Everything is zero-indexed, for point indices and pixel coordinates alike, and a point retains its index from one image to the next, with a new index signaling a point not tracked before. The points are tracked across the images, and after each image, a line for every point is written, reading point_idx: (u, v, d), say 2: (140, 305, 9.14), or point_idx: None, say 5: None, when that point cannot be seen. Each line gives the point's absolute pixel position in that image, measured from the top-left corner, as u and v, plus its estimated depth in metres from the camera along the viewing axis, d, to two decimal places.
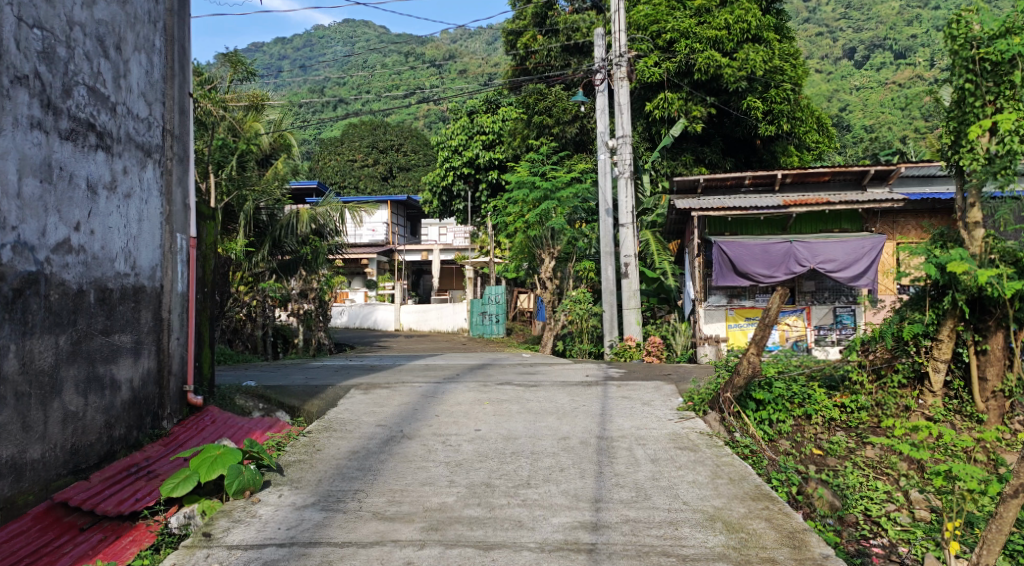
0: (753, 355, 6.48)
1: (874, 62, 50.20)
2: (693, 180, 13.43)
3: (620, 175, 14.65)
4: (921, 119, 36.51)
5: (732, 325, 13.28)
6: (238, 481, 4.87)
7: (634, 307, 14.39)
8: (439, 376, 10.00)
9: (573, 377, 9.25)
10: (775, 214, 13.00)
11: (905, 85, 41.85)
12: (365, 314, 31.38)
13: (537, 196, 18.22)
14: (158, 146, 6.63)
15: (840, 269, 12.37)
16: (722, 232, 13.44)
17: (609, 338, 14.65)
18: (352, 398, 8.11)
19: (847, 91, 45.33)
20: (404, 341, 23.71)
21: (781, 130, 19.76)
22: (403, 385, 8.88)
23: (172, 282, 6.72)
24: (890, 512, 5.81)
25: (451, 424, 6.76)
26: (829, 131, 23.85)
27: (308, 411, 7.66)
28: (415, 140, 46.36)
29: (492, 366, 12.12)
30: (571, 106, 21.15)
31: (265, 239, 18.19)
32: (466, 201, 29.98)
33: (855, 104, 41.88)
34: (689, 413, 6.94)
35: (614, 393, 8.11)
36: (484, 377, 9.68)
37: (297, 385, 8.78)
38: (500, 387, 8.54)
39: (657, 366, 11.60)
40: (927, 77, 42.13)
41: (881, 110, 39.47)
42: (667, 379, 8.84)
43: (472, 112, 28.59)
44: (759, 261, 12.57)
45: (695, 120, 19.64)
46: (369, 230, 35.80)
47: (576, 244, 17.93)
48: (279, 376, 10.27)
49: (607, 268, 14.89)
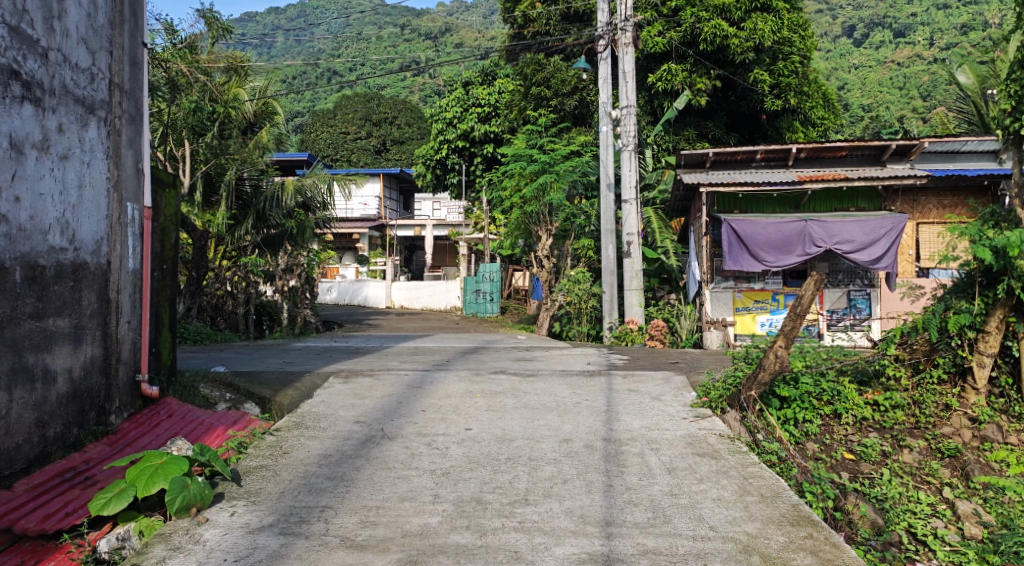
0: (781, 347, 5.74)
1: (874, 40, 49.10)
2: (702, 153, 12.60)
3: (622, 147, 13.79)
4: (921, 98, 35.75)
5: (739, 308, 12.56)
6: (182, 497, 4.09)
7: (636, 288, 13.65)
8: (429, 362, 9.24)
9: (574, 365, 8.50)
10: (789, 191, 12.21)
11: (904, 65, 41.00)
12: (355, 290, 30.60)
13: (535, 170, 17.35)
14: (104, 101, 5.76)
15: (857, 249, 11.66)
16: (732, 209, 12.66)
17: (609, 320, 13.92)
18: (331, 387, 7.34)
19: (846, 69, 44.41)
20: (394, 319, 22.96)
21: (788, 105, 18.94)
22: (388, 372, 8.13)
23: (121, 258, 5.89)
24: (937, 528, 5.09)
25: (438, 421, 6.00)
26: (835, 107, 23.00)
27: (279, 402, 6.88)
28: (409, 112, 45.24)
29: (486, 351, 11.37)
30: (571, 77, 20.28)
31: (248, 211, 17.36)
32: (460, 175, 29.06)
33: (853, 83, 41.03)
34: (704, 411, 6.21)
35: (620, 384, 7.36)
36: (477, 363, 8.93)
37: (272, 372, 8.02)
38: (494, 376, 7.79)
39: (661, 352, 10.88)
40: (928, 56, 41.25)
41: (880, 89, 38.69)
42: (676, 369, 8.11)
43: (467, 83, 27.63)
44: (773, 242, 11.80)
45: (700, 93, 18.70)
46: (360, 203, 34.89)
47: (574, 221, 17.12)
48: (255, 359, 9.50)
49: (608, 247, 14.12)
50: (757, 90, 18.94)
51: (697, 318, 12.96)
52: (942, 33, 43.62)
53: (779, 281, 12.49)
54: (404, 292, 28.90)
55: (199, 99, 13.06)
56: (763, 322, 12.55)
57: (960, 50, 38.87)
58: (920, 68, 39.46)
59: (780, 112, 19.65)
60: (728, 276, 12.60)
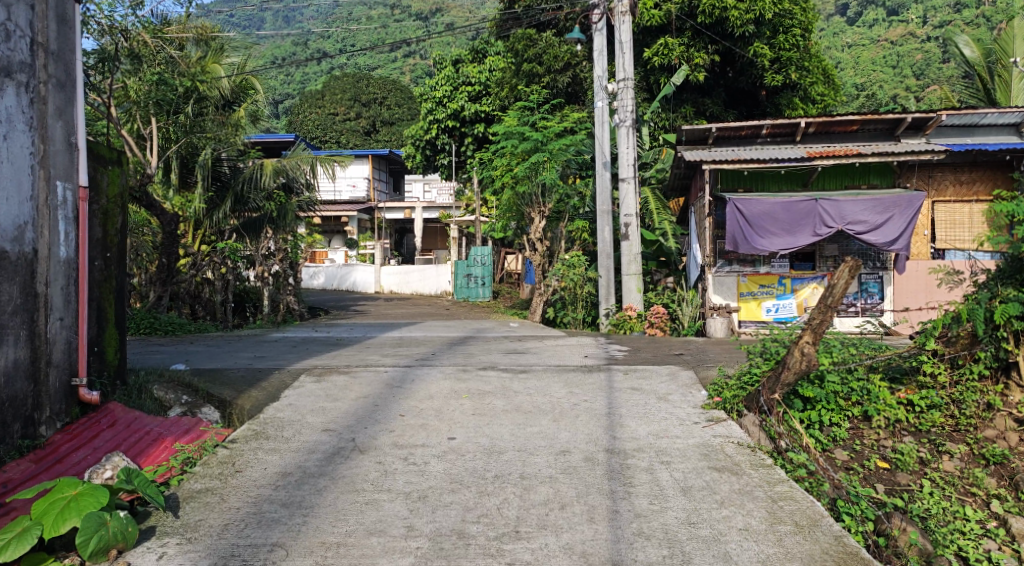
0: (808, 343, 4.98)
1: (867, 18, 47.92)
2: (704, 129, 11.83)
3: (620, 123, 13.00)
4: (915, 78, 35.03)
5: (744, 294, 11.89)
6: (98, 538, 3.34)
7: (635, 273, 12.93)
8: (412, 355, 8.50)
9: (570, 359, 7.79)
10: (798, 168, 11.46)
11: (897, 44, 40.30)
12: (343, 275, 29.81)
13: (527, 148, 16.56)
14: (26, 64, 4.95)
15: (871, 229, 10.98)
16: (735, 188, 11.92)
17: (605, 306, 13.22)
18: (303, 387, 6.60)
19: (840, 48, 43.51)
20: (383, 305, 22.21)
21: (789, 80, 18.21)
22: (366, 369, 7.39)
23: (49, 246, 5.10)
24: (991, 553, 4.41)
25: (418, 430, 5.28)
26: (834, 84, 22.22)
27: (241, 405, 6.14)
28: (399, 92, 44.20)
29: (476, 341, 10.67)
30: (564, 52, 19.48)
31: (226, 194, 16.54)
32: (451, 156, 28.20)
33: (846, 62, 40.26)
34: (719, 415, 5.52)
35: (621, 382, 6.65)
36: (465, 357, 8.21)
37: (239, 369, 7.29)
38: (483, 372, 7.07)
39: (663, 342, 10.19)
40: (921, 34, 40.47)
41: (873, 68, 37.90)
42: (683, 363, 7.39)
43: (457, 61, 26.75)
44: (782, 222, 11.07)
45: (698, 68, 17.92)
46: (347, 185, 33.99)
47: (568, 202, 16.37)
48: (224, 353, 8.76)
49: (605, 229, 13.38)
50: (756, 64, 18.14)
51: (699, 305, 12.24)
52: (935, 11, 42.81)
53: (786, 264, 11.81)
54: (392, 277, 27.96)
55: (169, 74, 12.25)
56: (769, 308, 11.88)
57: (955, 28, 38.12)
58: (914, 47, 38.64)
59: (780, 88, 18.87)
60: (732, 260, 11.92)
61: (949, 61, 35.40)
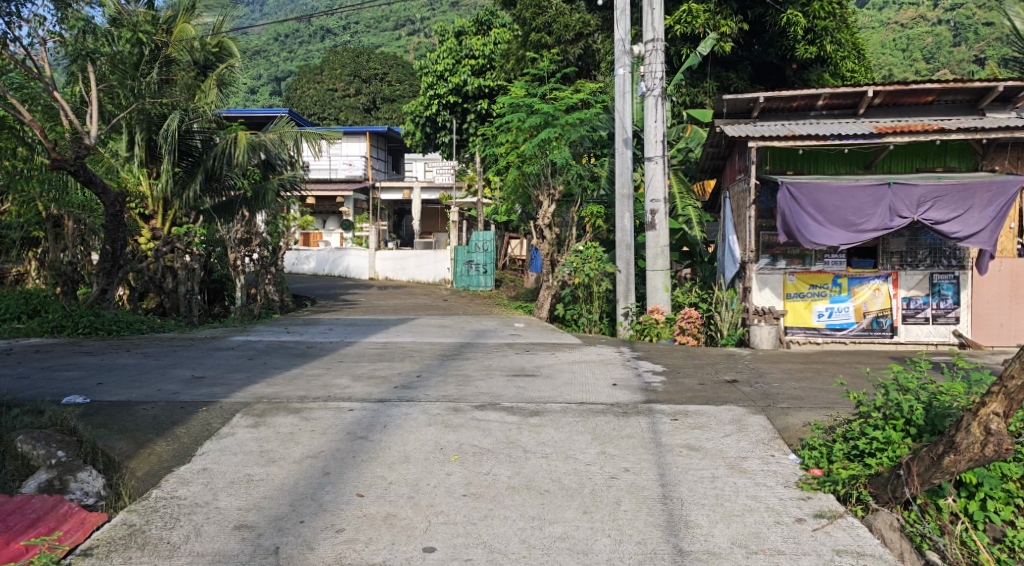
0: (997, 416, 3.18)
1: (879, 1, 45.66)
2: (750, 99, 9.93)
3: (647, 92, 11.06)
4: (925, 61, 32.62)
5: (790, 296, 10.10)
6: None
7: (661, 268, 11.05)
8: (391, 378, 6.67)
9: (596, 390, 5.96)
10: (863, 146, 9.58)
11: (907, 27, 38.29)
12: (336, 260, 28.01)
13: (536, 122, 14.62)
14: None
15: (950, 220, 9.12)
16: (783, 170, 10.06)
17: (623, 305, 11.53)
18: (234, 435, 4.79)
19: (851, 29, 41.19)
20: (375, 294, 20.46)
21: (825, 53, 16.17)
22: (327, 404, 5.56)
23: None
24: None
25: (381, 531, 3.48)
26: (864, 61, 20.12)
27: (137, 466, 4.32)
28: (401, 68, 42.09)
29: (475, 350, 8.84)
30: (576, 21, 17.52)
31: (197, 170, 14.62)
32: (452, 134, 26.25)
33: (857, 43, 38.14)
34: (834, 505, 3.72)
35: (671, 435, 4.84)
36: (459, 383, 6.38)
37: (159, 403, 5.49)
38: (481, 413, 5.25)
39: (701, 358, 8.38)
40: (933, 17, 38.14)
41: (882, 52, 35.71)
42: (746, 403, 5.56)
43: (460, 32, 24.73)
44: (843, 209, 9.21)
45: (725, 38, 15.91)
46: (343, 163, 31.92)
47: (580, 183, 14.48)
48: (157, 372, 6.95)
49: (624, 215, 11.59)
50: (787, 34, 16.08)
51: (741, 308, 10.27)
52: None
53: (842, 260, 10.01)
54: (390, 262, 26.18)
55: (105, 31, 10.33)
56: (821, 313, 10.04)
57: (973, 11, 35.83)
58: (924, 30, 36.10)
59: (808, 62, 16.78)
60: (778, 254, 10.16)
61: (960, 45, 33.34)
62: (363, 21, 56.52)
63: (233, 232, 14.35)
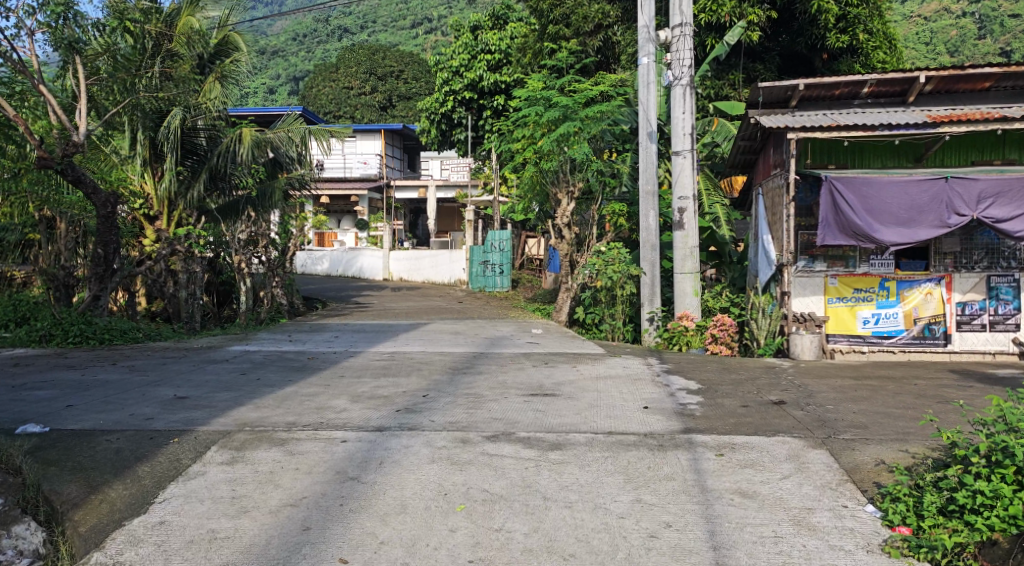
0: None
1: None
2: (788, 86, 9.14)
3: (675, 81, 10.25)
4: (949, 53, 31.10)
5: (833, 300, 9.32)
6: None
7: (690, 271, 10.26)
8: (394, 399, 5.97)
9: (625, 416, 5.21)
10: (915, 137, 8.75)
11: (932, 18, 36.97)
12: (350, 260, 27.44)
13: (554, 116, 13.88)
14: None
15: (1013, 217, 8.30)
16: (825, 164, 9.25)
17: (648, 309, 10.81)
18: (203, 475, 4.09)
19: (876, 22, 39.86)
20: (388, 296, 19.81)
21: (858, 42, 15.25)
22: (317, 432, 4.85)
23: None
24: None
25: None
26: (897, 51, 19.05)
27: (83, 518, 3.58)
28: (417, 66, 41.44)
29: (489, 362, 8.13)
30: (595, 11, 16.64)
31: (201, 169, 14.01)
32: (467, 131, 25.54)
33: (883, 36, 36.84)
34: None
35: (718, 474, 4.08)
36: (469, 406, 5.66)
37: (128, 433, 4.82)
38: (494, 447, 4.52)
39: (738, 371, 7.61)
40: (957, 8, 36.72)
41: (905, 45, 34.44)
42: (801, 432, 4.79)
43: (475, 27, 24.00)
44: (893, 207, 8.45)
45: (753, 27, 15.01)
46: (358, 161, 31.50)
47: (600, 181, 13.72)
48: (139, 390, 6.30)
49: (649, 214, 10.83)
50: (818, 22, 15.13)
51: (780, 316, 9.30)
52: None
53: (890, 261, 9.20)
54: (404, 263, 25.55)
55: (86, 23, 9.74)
56: (866, 319, 9.24)
57: (1001, 4, 34.36)
58: (948, 23, 34.54)
59: (838, 52, 15.75)
60: (817, 255, 9.37)
61: (987, 36, 31.97)
62: (380, 19, 55.95)
63: (239, 234, 13.60)
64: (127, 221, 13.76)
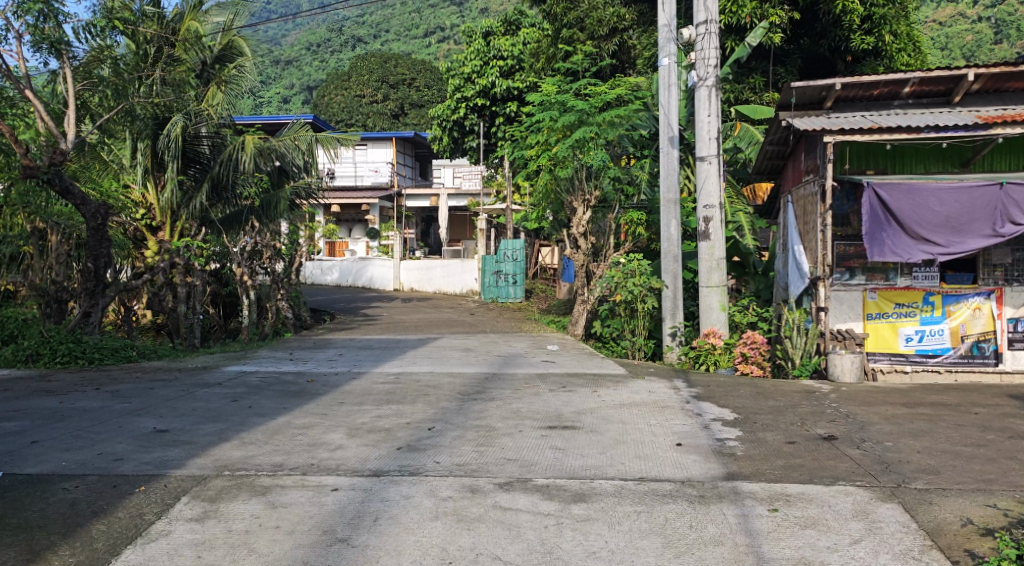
0: None
1: None
2: (823, 85, 8.50)
3: (699, 82, 9.63)
4: (965, 58, 30.10)
5: (872, 316, 8.66)
6: None
7: (717, 284, 9.57)
8: (396, 432, 5.36)
9: (658, 459, 4.56)
10: (963, 139, 8.07)
11: (947, 22, 36.09)
12: (360, 269, 26.93)
13: (570, 122, 13.28)
14: None
15: None
16: (864, 169, 8.59)
17: (670, 324, 10.15)
18: (167, 537, 3.48)
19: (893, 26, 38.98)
20: (398, 308, 19.25)
21: (886, 43, 14.56)
22: (305, 478, 4.24)
23: None
24: None
25: None
26: (922, 53, 18.32)
27: None
28: (428, 73, 41.04)
29: (501, 385, 7.51)
30: (610, 15, 16.07)
31: (204, 178, 13.46)
32: (479, 138, 24.99)
33: None
34: None
35: (775, 536, 3.43)
36: (480, 442, 5.03)
37: (89, 478, 4.22)
38: (508, 499, 3.88)
39: (775, 396, 6.94)
40: (972, 14, 35.82)
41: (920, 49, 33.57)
42: (864, 480, 4.12)
43: (487, 32, 23.47)
44: (940, 218, 7.77)
45: (775, 29, 14.38)
46: (370, 169, 31.12)
47: (618, 188, 13.09)
48: (116, 422, 5.72)
49: (670, 223, 10.18)
50: (842, 23, 14.47)
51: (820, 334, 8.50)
52: None
53: (935, 275, 8.50)
54: (415, 272, 25.01)
55: (75, 23, 9.23)
56: (909, 337, 8.55)
57: (1019, 7, 33.45)
58: (962, 28, 33.57)
59: (862, 54, 15.04)
60: (856, 268, 8.69)
61: (1003, 41, 31.04)
62: (393, 28, 55.68)
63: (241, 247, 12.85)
64: (128, 232, 13.26)
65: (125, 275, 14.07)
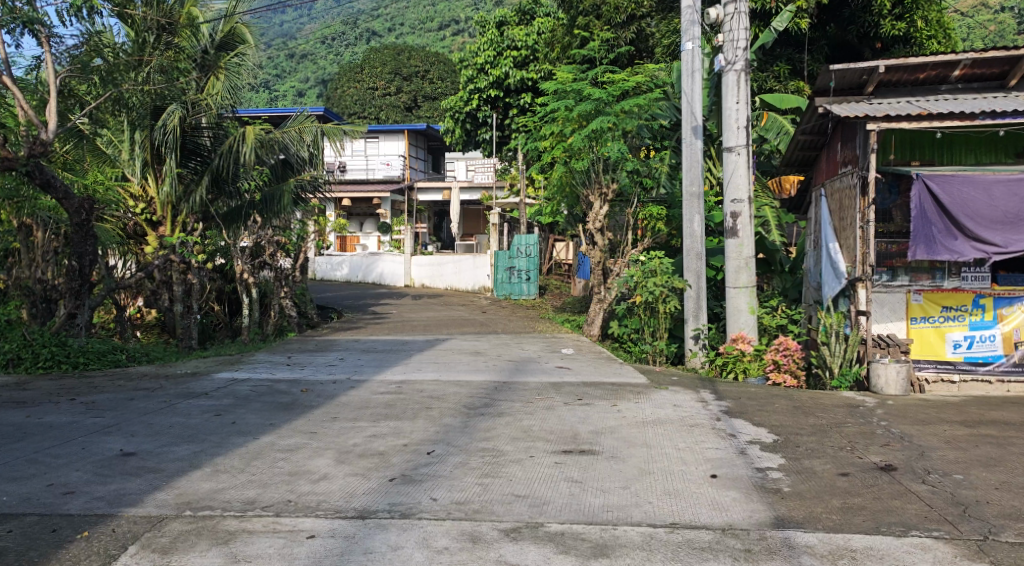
0: None
1: None
2: (865, 69, 7.78)
3: (727, 68, 8.91)
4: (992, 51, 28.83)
5: (916, 320, 7.94)
6: None
7: (746, 285, 8.86)
8: (392, 458, 4.74)
9: (690, 499, 3.90)
10: (1021, 127, 7.34)
11: (971, 11, 34.84)
12: (371, 264, 26.37)
13: (586, 111, 12.57)
14: None
15: None
16: (908, 161, 7.88)
17: (692, 327, 9.45)
18: None
19: None
20: (408, 305, 18.67)
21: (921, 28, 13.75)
22: (277, 521, 3.60)
23: None
24: None
25: None
26: (956, 40, 17.46)
27: None
28: (442, 66, 40.38)
29: (511, 396, 6.87)
30: (628, 1, 15.35)
31: (203, 172, 12.83)
32: (492, 130, 24.32)
33: None
34: None
35: None
36: (485, 472, 4.39)
37: (28, 520, 3.62)
38: (515, 553, 3.23)
39: (814, 411, 6.26)
40: (998, 4, 34.56)
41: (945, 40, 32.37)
42: (943, 529, 3.43)
43: (501, 22, 22.78)
44: (999, 213, 7.06)
45: (802, 14, 13.62)
46: (382, 162, 30.56)
47: (637, 181, 12.38)
48: (81, 442, 5.14)
49: (694, 218, 9.47)
50: (872, 7, 13.68)
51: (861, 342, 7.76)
52: None
53: (986, 276, 7.77)
54: (426, 268, 24.40)
55: (57, 4, 8.64)
56: (958, 343, 7.83)
57: None
58: (986, 18, 32.30)
59: (892, 40, 14.26)
60: (898, 267, 7.95)
61: None
62: (407, 21, 55.08)
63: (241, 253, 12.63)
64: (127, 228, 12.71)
65: (125, 270, 13.53)
